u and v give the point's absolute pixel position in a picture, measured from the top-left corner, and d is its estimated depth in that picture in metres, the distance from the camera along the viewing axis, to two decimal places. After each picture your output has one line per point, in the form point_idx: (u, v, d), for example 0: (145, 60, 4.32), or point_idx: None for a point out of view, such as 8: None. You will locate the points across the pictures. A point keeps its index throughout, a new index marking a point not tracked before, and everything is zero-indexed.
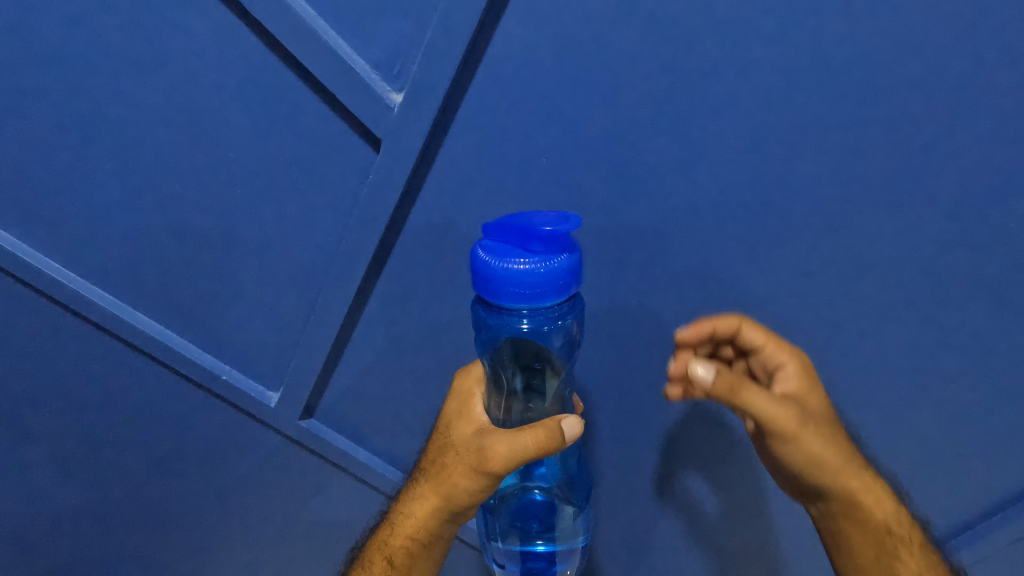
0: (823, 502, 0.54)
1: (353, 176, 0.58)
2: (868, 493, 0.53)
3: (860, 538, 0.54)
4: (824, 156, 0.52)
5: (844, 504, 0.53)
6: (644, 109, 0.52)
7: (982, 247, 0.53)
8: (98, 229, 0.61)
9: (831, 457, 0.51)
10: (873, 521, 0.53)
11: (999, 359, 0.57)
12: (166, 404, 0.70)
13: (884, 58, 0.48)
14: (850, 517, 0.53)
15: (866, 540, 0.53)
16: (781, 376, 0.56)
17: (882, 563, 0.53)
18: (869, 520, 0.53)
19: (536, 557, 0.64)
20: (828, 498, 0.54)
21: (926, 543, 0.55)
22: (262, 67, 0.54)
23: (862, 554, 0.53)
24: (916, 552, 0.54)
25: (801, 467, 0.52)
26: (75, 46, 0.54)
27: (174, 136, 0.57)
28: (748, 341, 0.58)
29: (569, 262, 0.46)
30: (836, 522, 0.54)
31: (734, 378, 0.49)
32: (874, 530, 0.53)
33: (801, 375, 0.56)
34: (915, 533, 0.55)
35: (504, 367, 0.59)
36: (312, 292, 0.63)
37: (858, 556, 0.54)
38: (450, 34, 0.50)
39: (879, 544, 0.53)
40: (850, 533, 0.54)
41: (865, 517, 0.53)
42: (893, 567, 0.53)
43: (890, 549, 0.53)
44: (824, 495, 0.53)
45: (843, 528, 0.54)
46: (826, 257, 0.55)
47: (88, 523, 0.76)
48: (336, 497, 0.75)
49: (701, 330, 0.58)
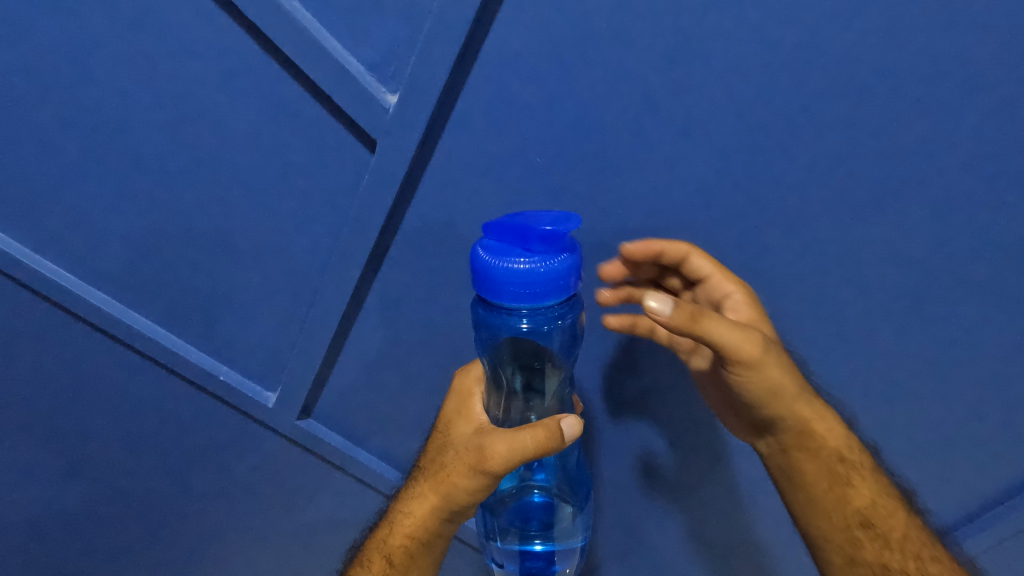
0: (776, 432, 0.54)
1: (349, 176, 0.57)
2: (820, 420, 0.53)
3: (812, 468, 0.54)
4: (822, 155, 0.51)
5: (797, 433, 0.53)
6: (641, 109, 0.52)
7: (979, 243, 0.53)
8: (94, 230, 0.61)
9: (788, 385, 0.51)
10: (824, 448, 0.54)
11: (995, 354, 0.57)
12: (164, 404, 0.70)
13: (879, 56, 0.48)
14: (803, 447, 0.54)
15: (818, 469, 0.54)
16: (730, 305, 0.56)
17: (835, 490, 0.54)
18: (821, 448, 0.54)
19: (535, 556, 0.63)
20: (782, 428, 0.53)
21: (873, 464, 0.56)
22: (256, 68, 0.54)
23: (815, 483, 0.54)
24: (866, 475, 0.54)
25: (757, 396, 0.51)
26: (68, 47, 0.54)
27: (169, 137, 0.57)
28: (695, 269, 0.57)
29: (570, 261, 0.44)
30: (788, 452, 0.54)
31: (692, 308, 0.44)
32: (826, 457, 0.54)
33: (750, 304, 0.55)
34: (864, 456, 0.55)
35: (503, 367, 0.57)
36: (309, 292, 0.63)
37: (811, 486, 0.54)
38: (445, 35, 0.49)
39: (831, 471, 0.54)
40: (803, 463, 0.54)
41: (817, 445, 0.54)
42: (845, 493, 0.54)
43: (842, 474, 0.54)
44: (777, 425, 0.53)
45: (796, 458, 0.54)
46: (823, 255, 0.55)
47: (89, 522, 0.76)
48: (335, 496, 0.74)
49: (648, 250, 0.56)
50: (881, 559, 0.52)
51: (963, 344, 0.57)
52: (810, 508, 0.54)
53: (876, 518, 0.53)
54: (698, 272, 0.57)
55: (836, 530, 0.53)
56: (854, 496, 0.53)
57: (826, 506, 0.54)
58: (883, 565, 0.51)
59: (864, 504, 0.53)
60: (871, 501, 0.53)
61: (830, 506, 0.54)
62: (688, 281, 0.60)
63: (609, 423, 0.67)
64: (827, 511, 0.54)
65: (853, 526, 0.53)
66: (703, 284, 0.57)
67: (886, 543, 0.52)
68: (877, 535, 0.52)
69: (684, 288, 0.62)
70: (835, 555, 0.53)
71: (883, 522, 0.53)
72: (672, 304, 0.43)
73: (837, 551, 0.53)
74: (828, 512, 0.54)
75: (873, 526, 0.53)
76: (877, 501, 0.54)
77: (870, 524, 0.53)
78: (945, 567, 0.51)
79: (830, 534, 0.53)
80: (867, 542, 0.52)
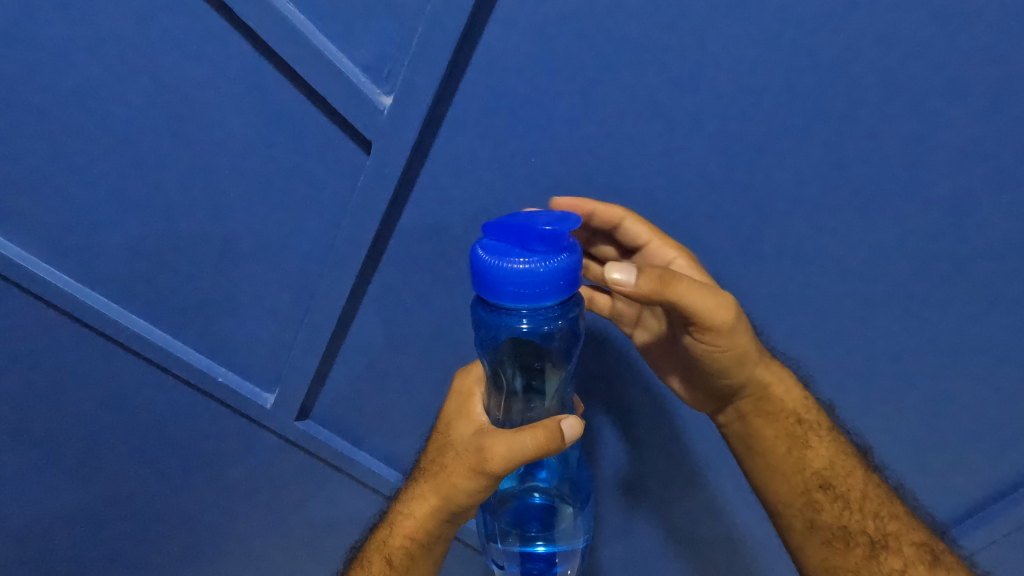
0: (734, 399, 0.56)
1: (345, 177, 0.57)
2: (778, 384, 0.55)
3: (771, 431, 0.56)
4: (818, 154, 0.51)
5: (755, 398, 0.55)
6: (636, 108, 0.52)
7: (979, 245, 0.53)
8: (92, 232, 0.61)
9: (754, 350, 0.53)
10: (783, 412, 0.56)
11: (999, 358, 0.56)
12: (163, 407, 0.70)
13: (874, 54, 0.48)
14: (761, 412, 0.56)
15: (776, 433, 0.56)
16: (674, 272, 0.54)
17: (793, 454, 0.56)
18: (780, 412, 0.56)
19: (537, 558, 0.62)
20: (742, 394, 0.55)
21: (831, 425, 0.57)
22: (251, 70, 0.54)
23: (774, 447, 0.56)
24: (824, 436, 0.56)
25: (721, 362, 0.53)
26: (62, 50, 0.54)
27: (165, 139, 0.57)
28: (633, 236, 0.56)
29: (572, 259, 0.44)
30: (747, 419, 0.56)
31: (661, 271, 0.44)
32: (784, 421, 0.56)
33: (694, 268, 0.54)
34: (823, 418, 0.57)
35: (503, 367, 0.57)
36: (306, 294, 0.63)
37: (770, 451, 0.56)
38: (439, 35, 0.49)
39: (790, 435, 0.56)
40: (763, 428, 0.56)
41: (777, 409, 0.56)
42: (803, 456, 0.56)
43: (800, 437, 0.56)
44: (737, 392, 0.55)
45: (755, 424, 0.56)
46: (823, 255, 0.55)
47: (89, 524, 0.76)
48: (335, 498, 0.74)
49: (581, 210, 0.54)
50: (841, 520, 0.54)
51: (964, 348, 0.56)
52: (770, 474, 0.56)
53: (834, 480, 0.55)
54: (636, 239, 0.56)
55: (796, 493, 0.55)
56: (812, 459, 0.56)
57: (786, 471, 0.56)
58: (844, 526, 0.53)
59: (823, 465, 0.55)
60: (829, 462, 0.55)
61: (790, 470, 0.56)
62: (625, 250, 0.59)
63: (608, 424, 0.66)
64: (787, 476, 0.56)
65: (812, 489, 0.55)
66: (642, 251, 0.56)
67: (846, 504, 0.54)
68: (837, 496, 0.54)
69: (620, 257, 0.60)
70: (797, 520, 0.55)
71: (842, 482, 0.55)
72: (635, 273, 0.44)
73: (798, 515, 0.55)
74: (787, 476, 0.56)
75: (832, 488, 0.55)
76: (835, 461, 0.56)
77: (829, 485, 0.55)
78: (903, 524, 0.53)
79: (790, 499, 0.55)
80: (826, 504, 0.54)
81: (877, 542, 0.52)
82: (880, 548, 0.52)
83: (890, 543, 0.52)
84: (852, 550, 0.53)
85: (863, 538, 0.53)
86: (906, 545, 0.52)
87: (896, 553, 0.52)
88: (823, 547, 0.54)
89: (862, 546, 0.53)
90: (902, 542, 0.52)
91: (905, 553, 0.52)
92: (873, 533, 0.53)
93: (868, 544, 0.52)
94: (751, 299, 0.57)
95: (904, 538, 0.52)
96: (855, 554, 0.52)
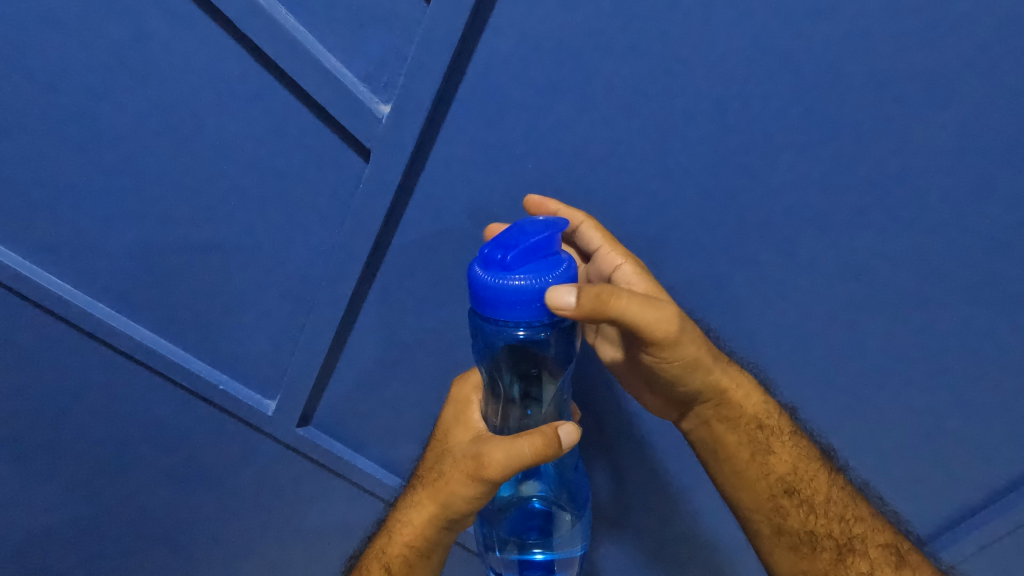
0: (694, 404, 0.54)
1: (344, 184, 0.58)
2: (737, 389, 0.54)
3: (733, 437, 0.55)
4: (809, 160, 0.52)
5: (714, 404, 0.54)
6: (629, 114, 0.52)
7: (970, 247, 0.53)
8: (98, 241, 0.61)
9: (703, 356, 0.51)
10: (743, 417, 0.54)
11: (994, 359, 0.57)
12: (165, 414, 0.70)
13: (863, 62, 0.48)
14: (722, 417, 0.54)
15: (739, 439, 0.55)
16: (622, 278, 0.53)
17: (757, 460, 0.55)
18: (741, 417, 0.54)
19: (535, 565, 0.62)
20: (699, 400, 0.54)
21: (794, 428, 0.56)
22: (252, 79, 0.55)
23: (738, 452, 0.55)
24: (786, 440, 0.55)
25: (673, 370, 0.51)
26: (67, 64, 0.54)
27: (166, 149, 0.58)
28: (587, 243, 0.55)
29: (574, 271, 0.45)
30: (710, 424, 0.55)
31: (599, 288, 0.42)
32: (745, 427, 0.55)
33: (641, 274, 0.53)
34: (785, 422, 0.56)
35: (500, 376, 0.54)
36: (307, 299, 0.64)
37: (734, 457, 0.55)
38: (438, 46, 0.50)
39: (752, 441, 0.55)
40: (725, 434, 0.55)
41: (736, 415, 0.54)
42: (767, 461, 0.55)
43: (762, 443, 0.55)
44: (697, 398, 0.54)
45: (717, 430, 0.55)
46: (815, 258, 0.55)
47: (92, 530, 0.76)
48: (335, 503, 0.74)
49: (548, 211, 0.54)
50: (807, 525, 0.53)
51: (957, 349, 0.57)
52: (734, 480, 0.55)
53: (799, 484, 0.54)
54: (588, 245, 0.55)
55: (762, 499, 0.54)
56: (775, 464, 0.55)
57: (750, 477, 0.55)
58: (810, 531, 0.53)
59: (786, 471, 0.54)
60: (792, 467, 0.55)
61: (755, 475, 0.55)
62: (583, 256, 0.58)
63: (607, 428, 0.67)
64: (752, 482, 0.55)
65: (778, 494, 0.54)
66: (594, 258, 0.55)
67: (811, 508, 0.53)
68: (802, 501, 0.54)
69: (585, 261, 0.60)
70: (763, 525, 0.54)
71: (806, 487, 0.54)
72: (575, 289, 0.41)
73: (764, 520, 0.54)
74: (751, 483, 0.55)
75: (797, 492, 0.54)
76: (799, 466, 0.55)
77: (793, 490, 0.54)
78: (868, 526, 0.53)
79: (756, 504, 0.54)
80: (792, 508, 0.54)
81: (843, 546, 0.52)
82: (847, 551, 0.52)
83: (856, 547, 0.52)
84: (819, 555, 0.52)
85: (829, 542, 0.52)
86: (872, 547, 0.51)
87: (863, 557, 0.51)
88: (791, 552, 0.53)
89: (828, 551, 0.52)
90: (868, 545, 0.52)
91: (871, 556, 0.51)
92: (839, 537, 0.52)
93: (835, 548, 0.52)
94: (747, 302, 0.58)
95: (869, 540, 0.52)
96: (822, 559, 0.52)
